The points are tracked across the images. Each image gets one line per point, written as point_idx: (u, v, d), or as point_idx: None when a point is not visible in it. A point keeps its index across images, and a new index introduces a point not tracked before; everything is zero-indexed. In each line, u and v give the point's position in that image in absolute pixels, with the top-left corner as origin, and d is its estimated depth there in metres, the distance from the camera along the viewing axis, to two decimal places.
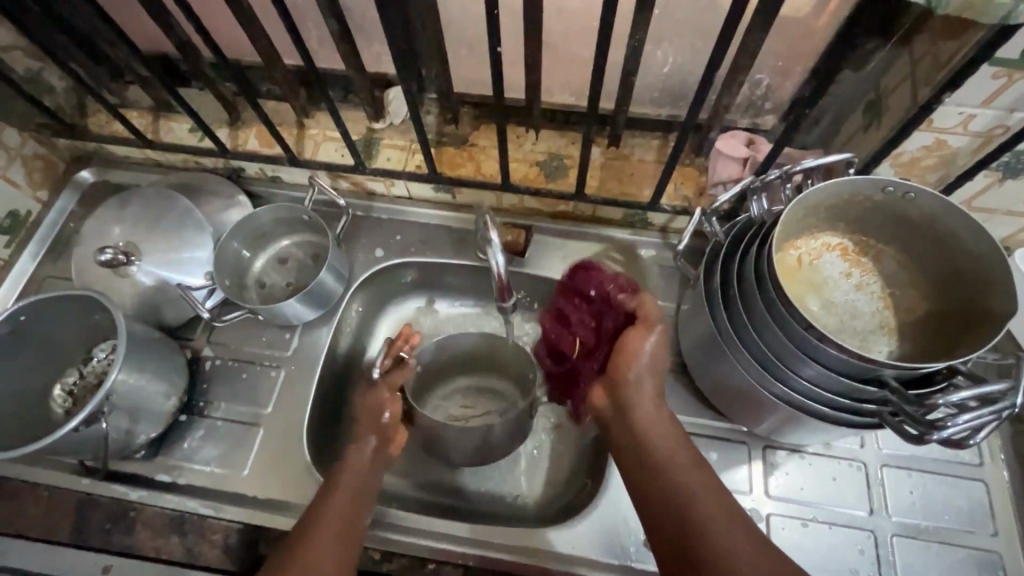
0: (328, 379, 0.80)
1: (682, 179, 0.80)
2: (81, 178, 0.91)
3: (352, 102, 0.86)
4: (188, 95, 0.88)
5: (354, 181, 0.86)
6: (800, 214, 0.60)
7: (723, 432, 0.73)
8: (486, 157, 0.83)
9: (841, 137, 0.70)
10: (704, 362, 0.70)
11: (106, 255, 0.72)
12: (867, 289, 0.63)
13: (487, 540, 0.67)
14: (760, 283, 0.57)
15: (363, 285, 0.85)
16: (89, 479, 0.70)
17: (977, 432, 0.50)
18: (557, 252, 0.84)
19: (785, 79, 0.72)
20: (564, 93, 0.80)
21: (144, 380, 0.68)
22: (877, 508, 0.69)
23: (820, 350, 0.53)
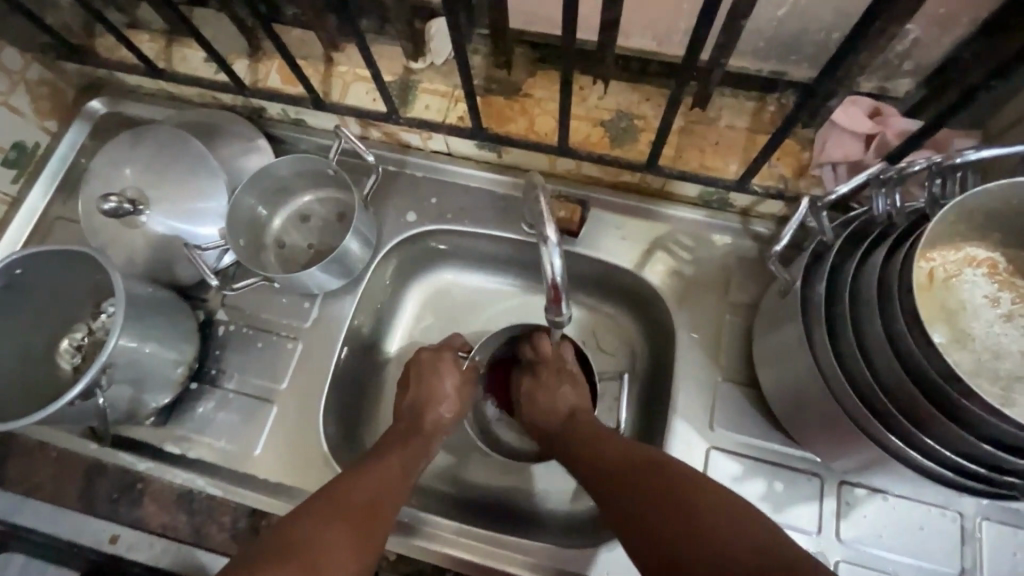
0: (348, 355, 0.73)
1: (779, 155, 0.65)
2: (92, 108, 0.82)
3: (388, 35, 0.73)
4: (204, 18, 0.77)
5: (387, 131, 0.75)
6: (947, 220, 0.47)
7: (793, 459, 0.63)
8: (541, 111, 0.70)
9: (1007, 117, 0.54)
10: (782, 382, 0.59)
11: (110, 203, 0.65)
12: (1017, 321, 0.49)
13: (517, 557, 0.62)
14: (884, 309, 0.45)
15: (391, 252, 0.76)
16: (95, 445, 0.66)
17: None
18: (615, 230, 0.72)
19: (941, 32, 0.55)
20: (644, 37, 0.65)
21: (147, 348, 0.62)
22: (970, 567, 0.59)
23: (959, 405, 0.41)
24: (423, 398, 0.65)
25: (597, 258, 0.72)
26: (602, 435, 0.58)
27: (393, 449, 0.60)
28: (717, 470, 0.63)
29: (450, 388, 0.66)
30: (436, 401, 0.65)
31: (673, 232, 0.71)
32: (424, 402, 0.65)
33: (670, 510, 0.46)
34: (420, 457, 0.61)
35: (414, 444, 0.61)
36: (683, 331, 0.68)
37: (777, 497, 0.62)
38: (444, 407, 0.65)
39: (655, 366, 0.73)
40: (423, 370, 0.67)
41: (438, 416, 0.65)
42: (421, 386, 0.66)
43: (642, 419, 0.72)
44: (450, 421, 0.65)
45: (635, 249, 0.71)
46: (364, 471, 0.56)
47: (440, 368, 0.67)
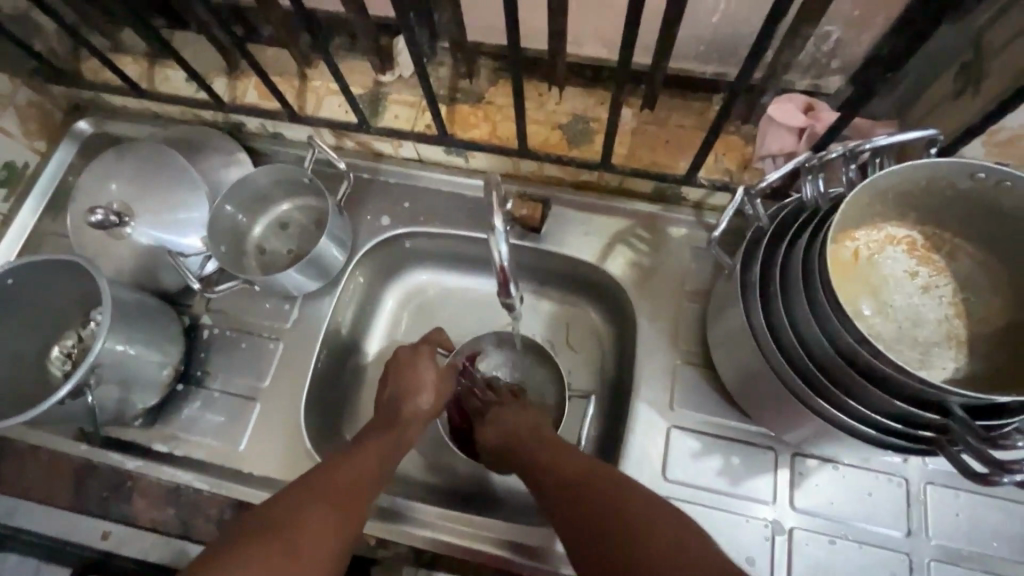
0: (329, 353, 0.77)
1: (724, 150, 0.70)
2: (80, 129, 0.87)
3: (357, 51, 0.78)
4: (185, 41, 0.81)
5: (360, 140, 0.79)
6: (864, 201, 0.51)
7: (749, 435, 0.67)
8: (503, 117, 0.74)
9: (922, 106, 0.59)
10: (731, 360, 0.63)
11: (97, 216, 0.70)
12: (934, 292, 0.53)
13: (492, 538, 0.65)
14: (807, 283, 0.49)
15: (368, 254, 0.80)
16: (86, 445, 0.69)
17: (1013, 474, 0.42)
18: (578, 227, 0.76)
19: (859, 32, 0.60)
20: (594, 45, 0.70)
21: (133, 351, 0.65)
22: (916, 529, 0.63)
23: (873, 366, 0.45)
24: (401, 388, 0.68)
25: (562, 253, 0.76)
26: (562, 446, 0.60)
27: (367, 447, 0.62)
28: (677, 447, 0.67)
29: (427, 380, 0.69)
30: (413, 394, 0.68)
31: (632, 227, 0.75)
32: (403, 396, 0.68)
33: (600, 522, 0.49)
34: (395, 454, 0.64)
35: (386, 438, 0.63)
36: (643, 319, 0.72)
37: (734, 470, 0.66)
38: (422, 398, 0.68)
39: (621, 355, 0.77)
40: (401, 366, 0.70)
41: (415, 406, 0.68)
42: (400, 379, 0.69)
43: (610, 404, 0.76)
44: (425, 411, 0.68)
45: (597, 243, 0.75)
46: (341, 468, 0.58)
47: (417, 361, 0.70)
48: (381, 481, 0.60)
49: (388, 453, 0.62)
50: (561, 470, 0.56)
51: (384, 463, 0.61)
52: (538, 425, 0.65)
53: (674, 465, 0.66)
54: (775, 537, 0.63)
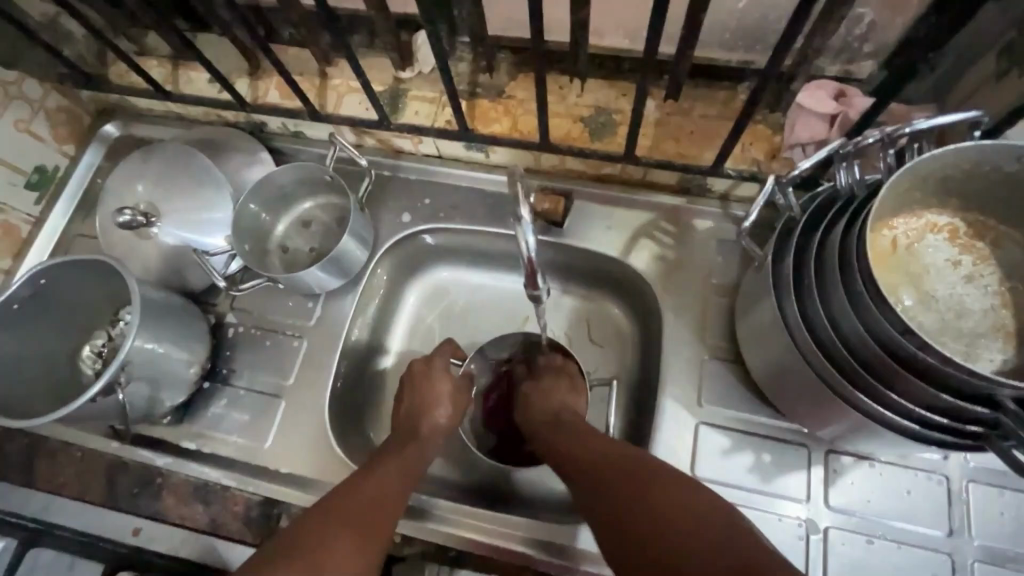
0: (352, 351, 0.77)
1: (751, 140, 0.68)
2: (107, 132, 0.88)
3: (377, 49, 0.78)
4: (208, 42, 0.82)
5: (380, 137, 0.79)
6: (904, 187, 0.49)
7: (780, 431, 0.65)
8: (524, 111, 0.73)
9: (961, 89, 0.57)
10: (761, 354, 0.61)
11: (125, 216, 0.70)
12: (979, 282, 0.51)
13: (515, 534, 0.65)
14: (844, 273, 0.48)
15: (390, 251, 0.80)
16: (117, 443, 0.71)
17: None
18: (601, 221, 0.75)
19: (894, 14, 0.58)
20: (617, 35, 0.69)
21: (162, 349, 0.66)
22: (959, 528, 0.60)
23: (917, 358, 0.44)
24: (418, 401, 0.68)
25: (585, 248, 0.75)
26: (595, 435, 0.58)
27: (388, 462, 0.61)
28: (706, 444, 0.65)
29: (444, 392, 0.69)
30: (431, 408, 0.68)
31: (656, 220, 0.74)
32: (422, 409, 0.68)
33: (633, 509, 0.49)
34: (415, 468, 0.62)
35: (406, 453, 0.63)
36: (669, 314, 0.71)
37: (766, 468, 0.64)
38: (440, 410, 0.68)
39: (646, 351, 0.75)
40: (418, 378, 0.70)
41: (435, 420, 0.67)
42: (416, 393, 0.69)
43: (635, 401, 0.75)
44: (443, 425, 0.67)
45: (620, 238, 0.74)
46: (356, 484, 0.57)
47: (432, 374, 0.70)
48: (400, 495, 0.58)
49: (407, 466, 0.61)
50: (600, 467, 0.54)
51: (407, 476, 0.61)
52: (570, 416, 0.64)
53: (703, 462, 0.65)
54: (809, 536, 0.61)
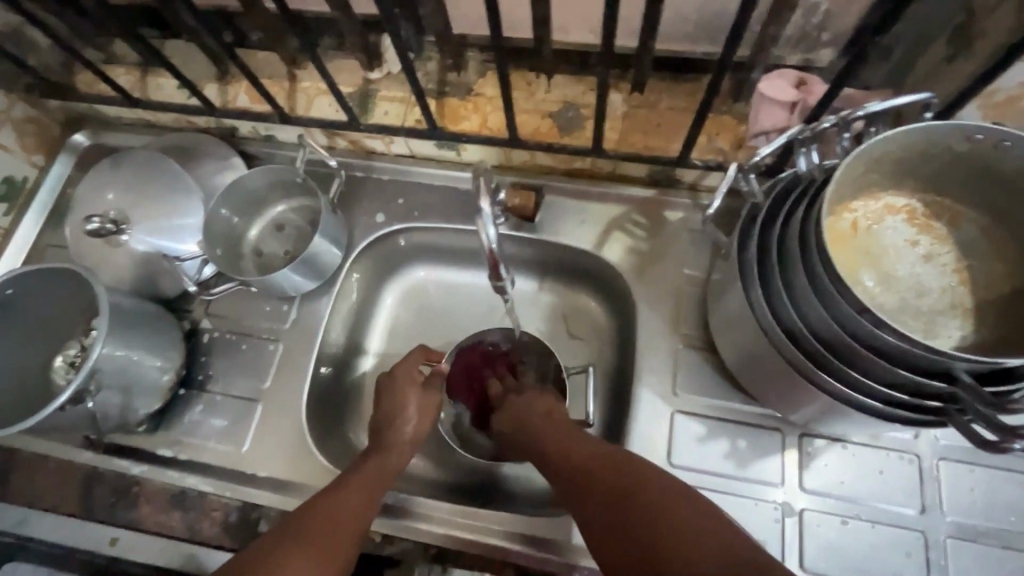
0: (329, 354, 0.77)
1: (716, 130, 0.69)
2: (76, 142, 0.87)
3: (345, 51, 0.78)
4: (175, 49, 0.82)
5: (352, 139, 0.79)
6: (859, 170, 0.50)
7: (754, 417, 0.66)
8: (492, 108, 0.74)
9: (916, 73, 0.58)
10: (732, 341, 0.62)
11: (93, 224, 0.70)
12: (937, 260, 0.52)
13: (498, 529, 0.65)
14: (805, 257, 0.48)
15: (364, 252, 0.79)
16: (92, 452, 0.70)
17: None
18: (573, 215, 0.75)
19: (848, 2, 0.59)
20: (581, 30, 0.69)
21: (132, 356, 0.65)
22: (931, 506, 0.61)
23: (876, 336, 0.44)
24: (385, 413, 0.67)
25: (558, 242, 0.75)
26: (577, 433, 0.57)
27: (353, 478, 0.59)
28: (682, 432, 0.66)
29: (410, 402, 0.67)
30: (397, 415, 0.66)
31: (627, 212, 0.75)
32: (385, 420, 0.66)
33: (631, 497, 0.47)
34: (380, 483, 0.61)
35: (370, 466, 0.61)
36: (643, 305, 0.71)
37: (741, 454, 0.64)
38: (405, 421, 0.66)
39: (622, 344, 0.76)
40: (390, 385, 0.68)
41: (400, 431, 0.65)
42: (384, 405, 0.67)
43: (612, 394, 0.75)
44: (412, 437, 0.66)
45: (593, 231, 0.74)
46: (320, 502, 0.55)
47: (400, 382, 0.68)
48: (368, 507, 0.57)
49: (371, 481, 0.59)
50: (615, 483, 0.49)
51: (373, 491, 0.59)
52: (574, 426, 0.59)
53: (680, 450, 0.65)
54: (785, 519, 0.62)
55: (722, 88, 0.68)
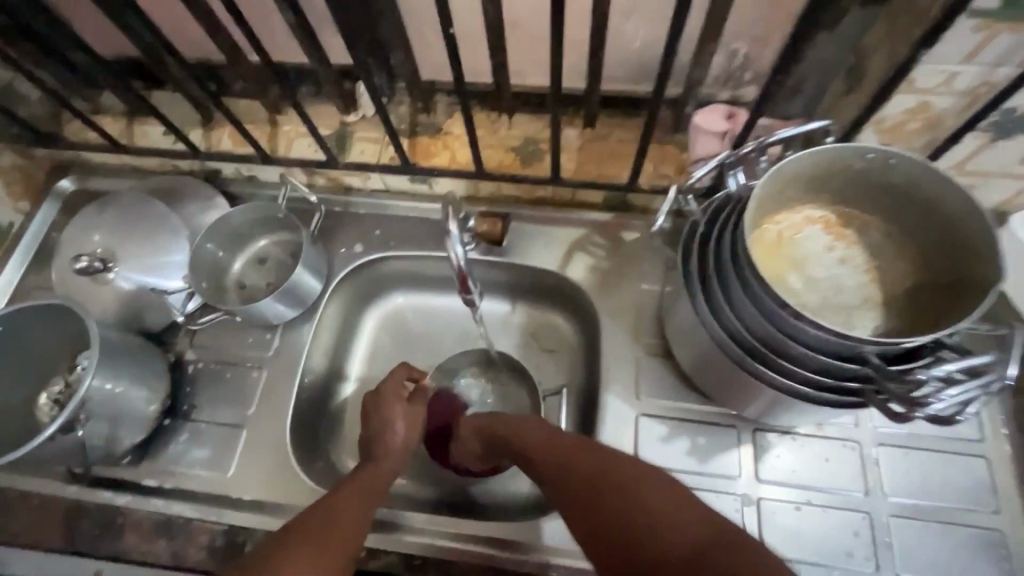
0: (311, 379, 0.80)
1: (661, 158, 0.77)
2: (62, 187, 0.91)
3: (323, 97, 0.84)
4: (162, 99, 0.88)
5: (331, 176, 0.85)
6: (777, 188, 0.58)
7: (712, 416, 0.71)
8: (460, 145, 0.81)
9: (823, 105, 0.67)
10: (687, 348, 0.68)
11: (82, 262, 0.74)
12: (852, 263, 0.60)
13: (478, 536, 0.68)
14: (736, 262, 0.55)
15: (344, 281, 0.84)
16: (77, 486, 0.71)
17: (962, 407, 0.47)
18: (538, 239, 0.82)
19: (762, 47, 0.69)
20: (537, 75, 0.77)
21: (121, 388, 0.68)
22: (874, 488, 0.67)
23: (798, 328, 0.51)
24: (378, 426, 0.70)
25: (525, 264, 0.81)
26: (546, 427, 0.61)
27: (347, 486, 0.62)
28: (647, 433, 0.71)
29: (398, 413, 0.71)
30: (388, 427, 0.70)
31: (588, 235, 0.82)
32: (379, 430, 0.70)
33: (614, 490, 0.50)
34: (376, 491, 0.64)
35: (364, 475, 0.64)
36: (605, 318, 0.77)
37: (702, 450, 0.70)
38: (399, 427, 0.70)
39: (589, 357, 0.81)
40: (380, 401, 0.72)
41: (392, 439, 0.69)
42: (375, 418, 0.71)
43: (583, 404, 0.80)
44: (404, 442, 0.70)
45: (557, 252, 0.81)
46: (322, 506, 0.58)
47: (388, 397, 0.72)
48: (362, 509, 0.60)
49: (365, 490, 0.62)
50: (609, 483, 0.51)
51: (365, 497, 0.61)
52: (556, 429, 0.61)
53: (646, 450, 0.70)
54: (745, 509, 0.66)
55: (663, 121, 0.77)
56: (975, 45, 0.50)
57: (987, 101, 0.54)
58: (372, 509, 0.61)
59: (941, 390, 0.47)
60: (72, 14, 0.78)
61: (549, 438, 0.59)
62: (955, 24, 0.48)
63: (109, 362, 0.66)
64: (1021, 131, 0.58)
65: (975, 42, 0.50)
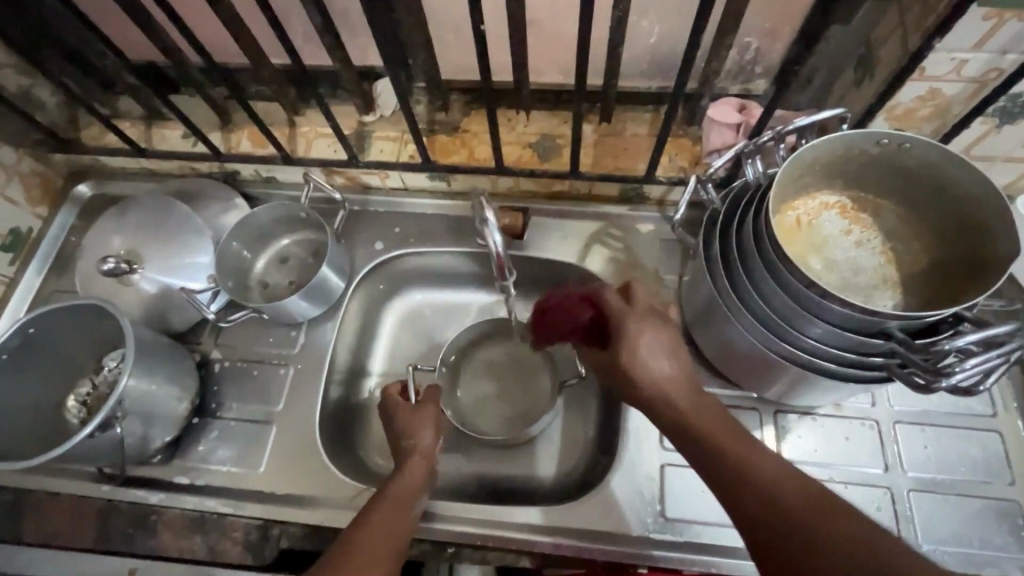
0: (337, 375, 0.81)
1: (676, 151, 0.80)
2: (79, 192, 0.92)
3: (341, 98, 0.86)
4: (180, 103, 0.88)
5: (350, 175, 0.86)
6: (796, 175, 0.60)
7: (733, 399, 0.73)
8: (479, 142, 0.83)
9: (834, 96, 0.70)
10: (708, 334, 0.70)
11: (108, 263, 0.74)
12: (867, 245, 0.62)
13: (511, 522, 0.69)
14: (759, 246, 0.57)
15: (365, 279, 0.85)
16: (109, 485, 0.72)
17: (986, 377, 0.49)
18: (556, 233, 0.84)
19: (773, 41, 0.71)
20: (553, 72, 0.79)
21: (155, 386, 0.68)
22: (893, 464, 0.69)
23: (823, 306, 0.53)
24: (402, 430, 0.70)
25: (544, 257, 0.83)
26: (688, 387, 0.57)
27: (383, 497, 0.62)
28: None
29: (422, 420, 0.70)
30: (414, 434, 0.69)
31: (605, 228, 0.83)
32: (404, 435, 0.69)
33: (746, 473, 0.49)
34: (411, 497, 0.63)
35: (398, 484, 0.64)
36: None
37: None
38: (423, 435, 0.69)
39: None
40: (400, 411, 0.71)
41: (419, 445, 0.68)
42: (400, 426, 0.70)
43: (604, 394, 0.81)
44: (432, 448, 0.69)
45: (576, 245, 0.83)
46: (363, 524, 0.58)
47: (406, 408, 0.71)
48: (399, 520, 0.60)
49: (400, 503, 0.62)
50: (742, 467, 0.50)
51: (400, 509, 0.61)
52: (697, 386, 0.57)
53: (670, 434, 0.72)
54: None
55: (677, 115, 0.79)
56: (984, 33, 0.52)
57: (994, 87, 0.57)
58: (411, 517, 0.61)
59: (964, 359, 0.49)
60: (93, 19, 0.79)
61: (684, 401, 0.56)
62: (966, 14, 0.50)
63: (143, 361, 0.67)
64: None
65: (985, 30, 0.52)
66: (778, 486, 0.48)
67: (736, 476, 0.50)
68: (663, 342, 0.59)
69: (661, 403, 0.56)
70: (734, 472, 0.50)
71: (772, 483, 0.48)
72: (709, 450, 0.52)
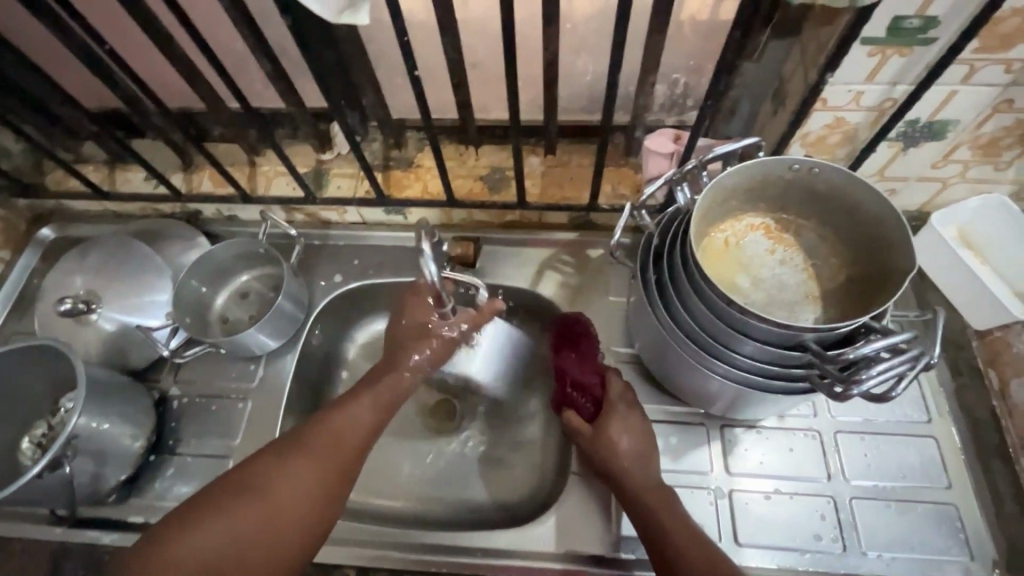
0: (296, 406, 0.82)
1: (618, 179, 0.84)
2: (41, 236, 0.92)
3: (299, 138, 0.89)
4: (143, 147, 0.91)
5: (309, 212, 0.89)
6: (719, 200, 0.64)
7: (682, 415, 0.75)
8: (432, 176, 0.86)
9: (757, 126, 0.75)
10: (652, 352, 0.72)
11: (65, 304, 0.76)
12: (791, 263, 0.66)
13: (463, 548, 0.70)
14: (686, 268, 0.61)
15: (324, 311, 0.87)
16: (62, 528, 0.72)
17: (896, 383, 0.52)
18: (510, 260, 0.87)
19: (699, 77, 0.77)
20: (500, 109, 0.84)
21: (106, 425, 0.69)
22: (835, 472, 0.71)
23: (744, 323, 0.56)
24: (408, 333, 0.70)
25: (499, 283, 0.86)
26: (644, 451, 0.66)
27: (361, 398, 0.66)
28: None
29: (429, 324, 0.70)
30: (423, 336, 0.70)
31: (556, 253, 0.87)
32: (399, 341, 0.70)
33: (662, 523, 0.60)
34: (389, 402, 0.68)
35: (382, 385, 0.68)
36: None
37: (674, 449, 0.73)
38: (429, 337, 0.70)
39: None
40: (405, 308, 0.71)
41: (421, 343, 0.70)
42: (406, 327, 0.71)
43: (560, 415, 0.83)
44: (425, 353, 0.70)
45: (529, 271, 0.86)
46: (331, 421, 0.64)
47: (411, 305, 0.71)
48: (370, 427, 0.66)
49: (375, 407, 0.66)
50: (660, 520, 0.61)
51: (379, 412, 0.67)
52: (649, 445, 0.66)
53: None
54: (718, 501, 0.70)
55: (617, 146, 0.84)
56: (872, 67, 0.58)
57: (891, 115, 0.62)
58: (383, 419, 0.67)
59: (872, 365, 0.52)
60: (56, 71, 0.82)
61: (636, 463, 0.65)
62: (852, 50, 0.56)
63: (95, 401, 0.68)
64: (924, 139, 0.66)
65: (872, 64, 0.57)
66: (687, 540, 0.59)
67: (653, 526, 0.60)
68: (632, 423, 0.67)
69: (607, 457, 0.66)
70: (653, 520, 0.61)
71: (681, 536, 0.59)
72: (637, 497, 0.63)
